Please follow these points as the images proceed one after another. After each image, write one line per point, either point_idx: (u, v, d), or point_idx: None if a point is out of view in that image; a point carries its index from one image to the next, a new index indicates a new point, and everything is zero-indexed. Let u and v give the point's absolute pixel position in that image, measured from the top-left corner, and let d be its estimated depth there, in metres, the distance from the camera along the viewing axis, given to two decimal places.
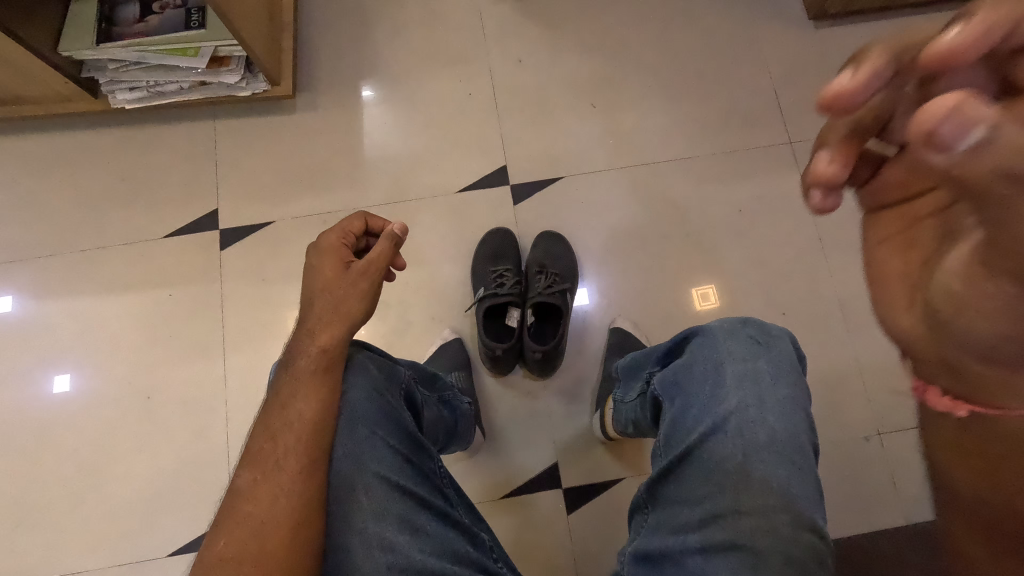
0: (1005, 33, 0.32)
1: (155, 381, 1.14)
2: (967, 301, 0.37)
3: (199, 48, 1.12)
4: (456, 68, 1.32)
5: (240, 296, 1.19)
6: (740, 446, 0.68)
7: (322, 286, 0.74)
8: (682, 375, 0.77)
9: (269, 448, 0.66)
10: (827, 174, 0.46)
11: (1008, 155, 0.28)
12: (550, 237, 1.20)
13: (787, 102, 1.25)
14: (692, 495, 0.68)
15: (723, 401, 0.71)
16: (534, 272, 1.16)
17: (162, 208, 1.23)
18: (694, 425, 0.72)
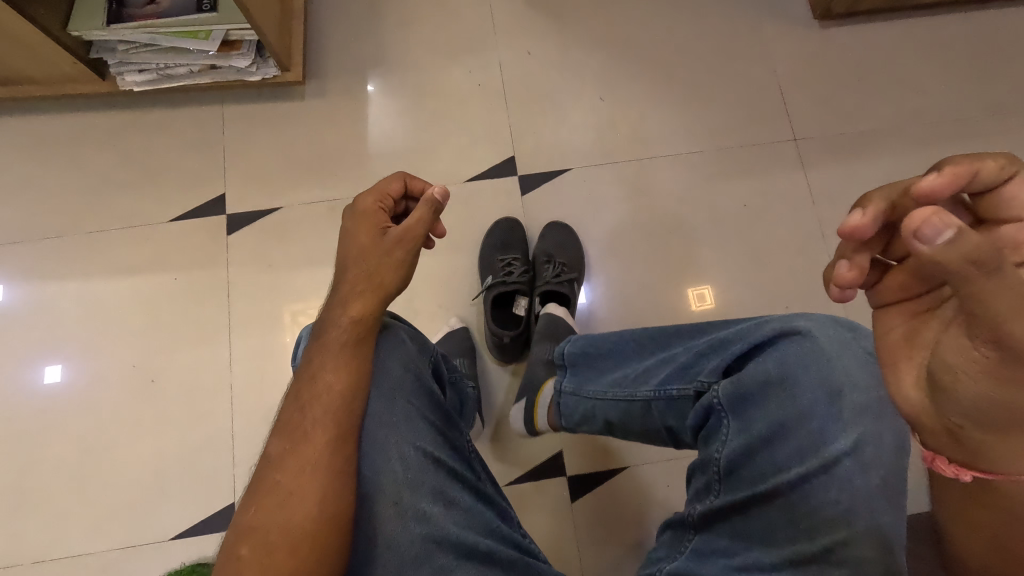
0: (969, 182, 0.44)
1: (161, 365, 1.11)
2: (961, 369, 0.43)
3: (211, 31, 1.06)
4: (469, 55, 1.29)
5: (245, 282, 1.15)
6: (848, 492, 0.60)
7: (356, 252, 0.68)
8: (771, 394, 0.65)
9: (301, 417, 0.61)
10: (848, 278, 0.52)
11: (974, 250, 0.38)
12: (558, 226, 1.20)
13: (792, 100, 1.30)
14: (768, 534, 0.62)
15: (831, 441, 0.62)
16: (542, 262, 1.15)
17: (166, 191, 1.19)
18: (790, 459, 0.63)
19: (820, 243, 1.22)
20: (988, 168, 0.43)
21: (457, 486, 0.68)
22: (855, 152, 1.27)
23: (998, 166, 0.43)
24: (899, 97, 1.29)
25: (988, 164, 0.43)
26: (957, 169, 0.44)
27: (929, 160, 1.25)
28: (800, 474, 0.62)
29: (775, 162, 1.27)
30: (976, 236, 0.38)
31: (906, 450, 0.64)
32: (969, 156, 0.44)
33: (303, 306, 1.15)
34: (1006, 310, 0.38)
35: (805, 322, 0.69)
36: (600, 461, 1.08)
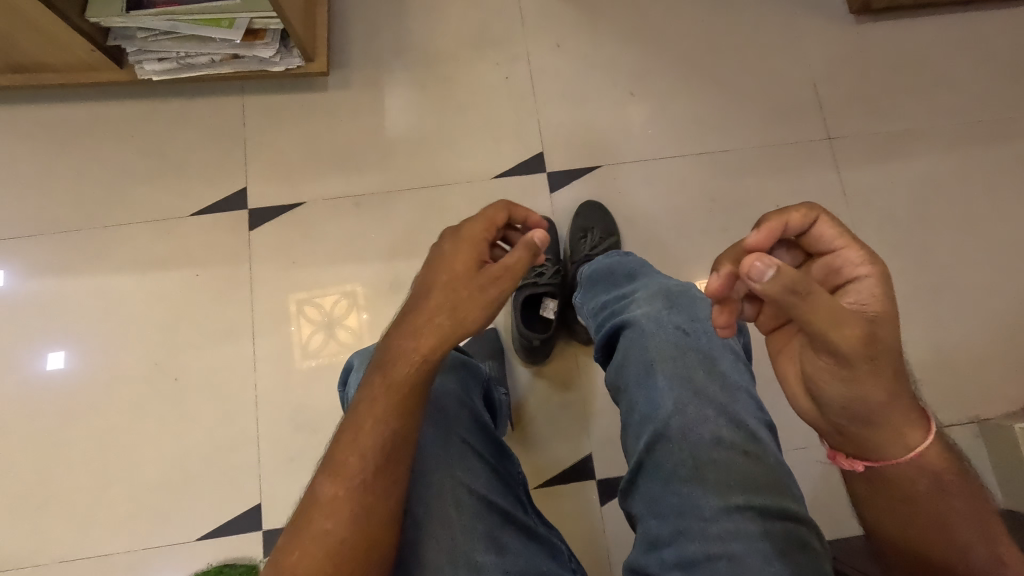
0: (782, 229, 0.55)
1: (183, 363, 1.09)
2: (820, 376, 0.53)
3: (234, 20, 1.02)
4: (496, 47, 1.25)
5: (268, 279, 1.13)
6: (687, 450, 0.69)
7: (447, 279, 0.61)
8: (622, 372, 0.79)
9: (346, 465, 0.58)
10: (723, 320, 0.59)
11: (791, 283, 0.48)
12: (592, 205, 1.17)
13: (826, 98, 1.26)
14: (656, 505, 0.70)
15: (658, 407, 0.73)
16: (578, 238, 1.14)
17: (187, 184, 1.16)
18: (641, 431, 0.74)
19: None
20: (793, 220, 0.54)
21: (506, 529, 0.67)
22: (890, 153, 1.24)
23: (800, 217, 0.54)
24: (935, 96, 1.26)
25: (793, 215, 0.54)
26: (771, 225, 0.55)
27: (964, 161, 1.23)
28: (647, 443, 0.72)
29: (809, 161, 1.24)
30: (791, 271, 0.48)
31: (741, 404, 0.73)
32: (777, 213, 0.55)
33: (307, 296, 1.13)
34: (824, 323, 0.49)
35: (642, 304, 0.82)
36: (629, 465, 1.07)
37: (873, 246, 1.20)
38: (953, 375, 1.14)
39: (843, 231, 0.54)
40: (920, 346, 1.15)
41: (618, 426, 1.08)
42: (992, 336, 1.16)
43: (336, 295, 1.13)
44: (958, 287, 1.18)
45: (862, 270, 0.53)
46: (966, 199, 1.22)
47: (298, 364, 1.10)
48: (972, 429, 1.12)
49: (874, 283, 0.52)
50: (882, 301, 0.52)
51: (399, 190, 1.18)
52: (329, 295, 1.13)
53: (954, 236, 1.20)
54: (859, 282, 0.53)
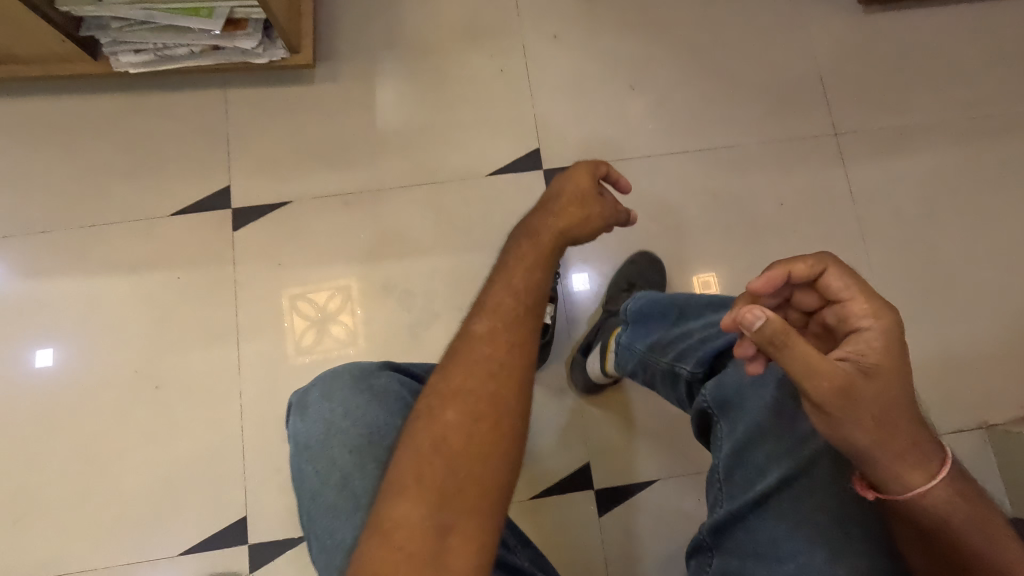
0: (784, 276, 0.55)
1: (164, 370, 1.04)
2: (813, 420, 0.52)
3: (213, 9, 0.97)
4: (490, 38, 1.20)
5: (254, 282, 1.08)
6: (835, 493, 0.59)
7: (571, 191, 0.66)
8: (749, 392, 0.66)
9: (466, 395, 0.53)
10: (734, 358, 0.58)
11: (773, 334, 0.48)
12: (648, 257, 1.12)
13: (832, 91, 1.22)
14: (775, 548, 0.59)
15: (810, 438, 0.61)
16: (622, 291, 1.10)
17: (167, 182, 1.11)
18: (772, 462, 0.62)
19: (860, 247, 1.16)
20: (798, 270, 0.55)
21: None
22: (898, 149, 1.20)
23: (806, 268, 0.55)
24: (945, 89, 1.22)
25: (798, 266, 0.55)
26: (772, 273, 0.55)
27: (973, 157, 1.19)
28: (784, 476, 0.61)
29: (815, 158, 1.19)
30: (777, 321, 0.48)
31: None
32: (785, 263, 0.55)
33: (300, 292, 1.09)
34: (800, 373, 0.49)
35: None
36: (630, 474, 1.04)
37: (880, 246, 1.16)
38: (962, 379, 1.11)
39: (851, 283, 0.54)
40: (927, 350, 1.12)
41: (617, 433, 1.05)
42: (1004, 339, 1.13)
43: (328, 291, 1.09)
44: (969, 288, 1.15)
45: (866, 321, 0.53)
46: (976, 196, 1.18)
47: (292, 360, 1.06)
48: (981, 434, 1.09)
49: (874, 336, 0.52)
50: (880, 354, 0.51)
51: (389, 188, 1.13)
52: (323, 291, 1.09)
53: (966, 235, 1.17)
54: (860, 333, 0.53)
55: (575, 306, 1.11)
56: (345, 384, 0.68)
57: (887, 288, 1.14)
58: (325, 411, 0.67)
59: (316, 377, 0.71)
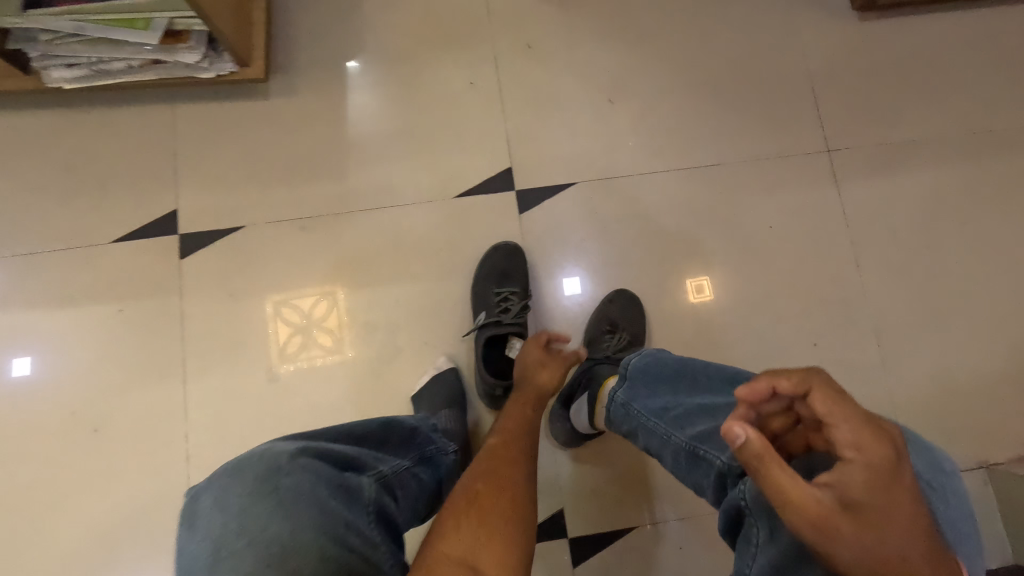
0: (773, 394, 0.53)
1: (107, 411, 0.97)
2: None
3: (151, 21, 0.89)
4: (460, 48, 1.12)
5: (203, 315, 1.01)
6: None
7: (535, 356, 0.90)
8: None
9: (503, 462, 0.69)
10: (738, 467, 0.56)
11: (749, 454, 0.48)
12: (627, 296, 1.05)
13: (826, 105, 1.14)
14: None
15: None
16: (602, 332, 1.02)
17: (109, 206, 1.03)
18: None
19: (854, 272, 1.09)
20: (782, 385, 0.52)
21: None
22: (895, 167, 1.12)
23: (789, 384, 0.51)
24: (946, 103, 1.14)
25: (782, 381, 0.52)
26: (754, 387, 0.53)
27: (976, 176, 1.12)
28: None
29: (807, 177, 1.12)
30: (754, 443, 0.48)
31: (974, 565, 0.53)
32: (769, 376, 0.53)
33: (284, 297, 1.02)
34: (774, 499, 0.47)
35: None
36: (605, 520, 0.97)
37: (876, 271, 1.09)
38: (963, 415, 1.04)
39: (838, 404, 0.50)
40: (926, 384, 1.05)
41: (592, 477, 0.98)
42: (1007, 371, 1.05)
43: (313, 295, 1.02)
44: (971, 317, 1.07)
45: (849, 452, 0.48)
46: (979, 217, 1.11)
47: (272, 367, 1.00)
48: (981, 474, 1.02)
49: (858, 468, 0.47)
50: (868, 488, 0.46)
51: (350, 212, 1.05)
52: (307, 296, 1.02)
53: (967, 259, 1.09)
54: (846, 463, 0.48)
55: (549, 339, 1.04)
56: (244, 487, 0.59)
57: (882, 317, 1.07)
58: (216, 522, 0.58)
59: (218, 470, 0.63)
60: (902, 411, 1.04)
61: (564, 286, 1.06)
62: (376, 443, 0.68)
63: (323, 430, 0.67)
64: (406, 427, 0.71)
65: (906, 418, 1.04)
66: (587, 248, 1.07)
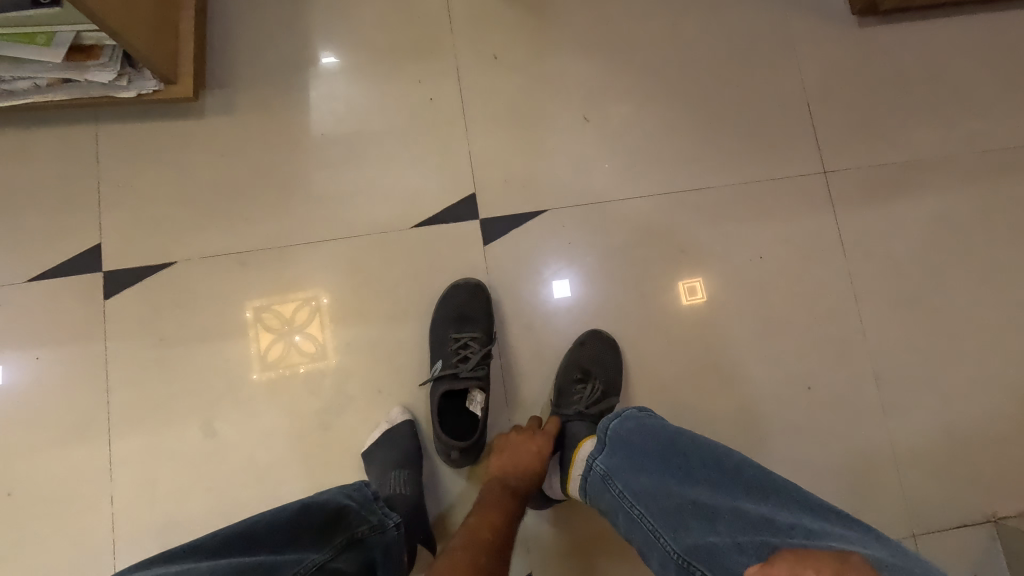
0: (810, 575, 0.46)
1: (22, 472, 0.87)
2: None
3: (53, 35, 0.77)
4: (418, 59, 1.01)
5: (131, 363, 0.91)
6: None
7: (508, 444, 0.85)
8: None
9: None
10: None
11: None
12: (603, 338, 0.95)
13: (822, 121, 1.04)
14: None
15: None
16: (573, 382, 0.93)
17: (24, 241, 0.92)
18: None
19: (852, 307, 0.99)
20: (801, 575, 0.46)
21: None
22: (897, 190, 1.03)
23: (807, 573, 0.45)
24: (953, 118, 1.04)
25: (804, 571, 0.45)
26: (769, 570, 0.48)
27: (984, 199, 1.02)
28: None
29: (800, 201, 1.02)
30: None
31: None
32: (790, 564, 0.47)
33: (265, 303, 0.93)
34: None
35: (849, 542, 0.52)
36: None
37: (875, 306, 1.00)
38: (968, 464, 0.95)
39: None
40: (928, 430, 0.96)
41: (562, 540, 0.90)
42: (1016, 416, 0.97)
43: (297, 300, 0.94)
44: (978, 355, 0.98)
45: None
46: (987, 245, 1.01)
47: (254, 376, 0.92)
48: (989, 529, 0.94)
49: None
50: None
51: (295, 245, 0.95)
52: (289, 301, 0.94)
53: (975, 292, 1.00)
54: None
55: (516, 386, 0.95)
56: None
57: (881, 357, 0.98)
58: None
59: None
60: (901, 461, 0.95)
61: (533, 326, 0.96)
62: (281, 539, 0.59)
63: (197, 542, 0.58)
64: (329, 506, 0.63)
65: (906, 468, 0.95)
66: (560, 284, 0.98)
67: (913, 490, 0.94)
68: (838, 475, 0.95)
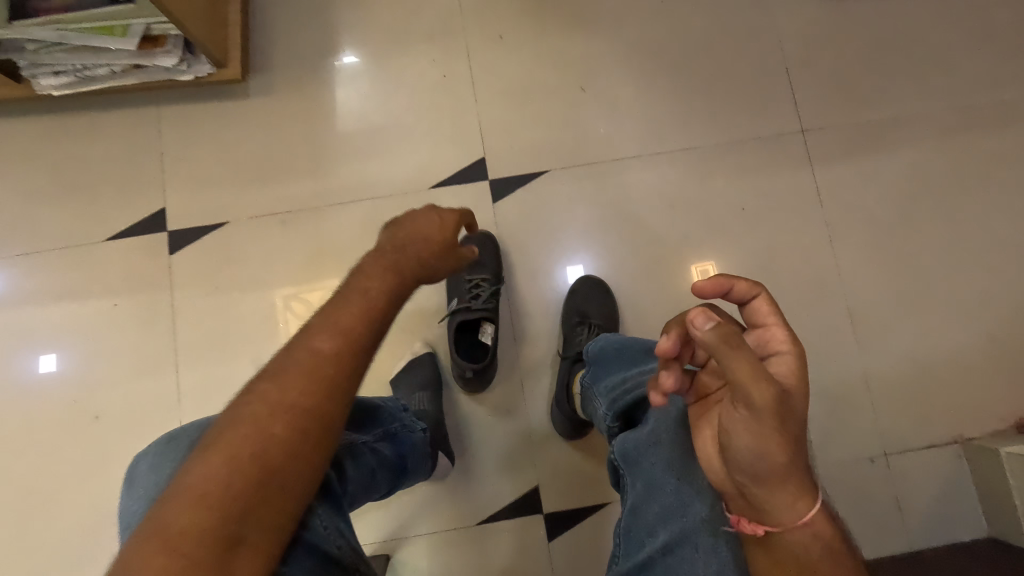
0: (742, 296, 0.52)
1: (105, 399, 1.03)
2: (732, 433, 0.48)
3: (128, 27, 0.92)
4: (432, 41, 1.14)
5: (191, 308, 1.06)
6: (712, 564, 0.56)
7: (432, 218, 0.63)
8: (647, 454, 0.61)
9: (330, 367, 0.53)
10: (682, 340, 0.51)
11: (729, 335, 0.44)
12: (590, 283, 1.07)
13: (799, 85, 1.14)
14: None
15: (691, 505, 0.57)
16: (575, 325, 1.04)
17: (101, 206, 1.08)
18: (656, 525, 0.59)
19: (827, 253, 1.09)
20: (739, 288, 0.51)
21: None
22: (870, 146, 1.12)
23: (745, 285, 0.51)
24: (924, 79, 1.13)
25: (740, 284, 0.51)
26: (713, 283, 0.51)
27: (953, 153, 1.11)
28: (666, 540, 0.57)
29: (780, 158, 1.12)
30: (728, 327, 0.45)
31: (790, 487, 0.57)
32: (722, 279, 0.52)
33: (293, 292, 1.07)
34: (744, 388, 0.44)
35: None
36: (578, 497, 1.00)
37: (849, 250, 1.09)
38: (936, 393, 1.04)
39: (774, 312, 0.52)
40: (899, 363, 1.06)
41: (564, 457, 1.01)
42: (982, 349, 1.06)
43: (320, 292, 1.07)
44: (945, 293, 1.07)
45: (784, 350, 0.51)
46: (954, 194, 1.10)
47: None
48: (957, 449, 1.03)
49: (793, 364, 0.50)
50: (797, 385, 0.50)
51: (328, 206, 1.09)
52: (315, 292, 1.07)
53: (943, 236, 1.09)
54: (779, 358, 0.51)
55: (523, 325, 1.07)
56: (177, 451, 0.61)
57: (855, 297, 1.08)
58: (148, 483, 0.60)
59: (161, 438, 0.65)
60: (873, 388, 1.05)
61: (536, 273, 1.09)
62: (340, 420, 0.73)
63: None
64: (368, 403, 0.75)
65: (878, 395, 1.05)
66: (563, 241, 1.10)
67: (885, 415, 1.04)
68: (817, 403, 1.05)
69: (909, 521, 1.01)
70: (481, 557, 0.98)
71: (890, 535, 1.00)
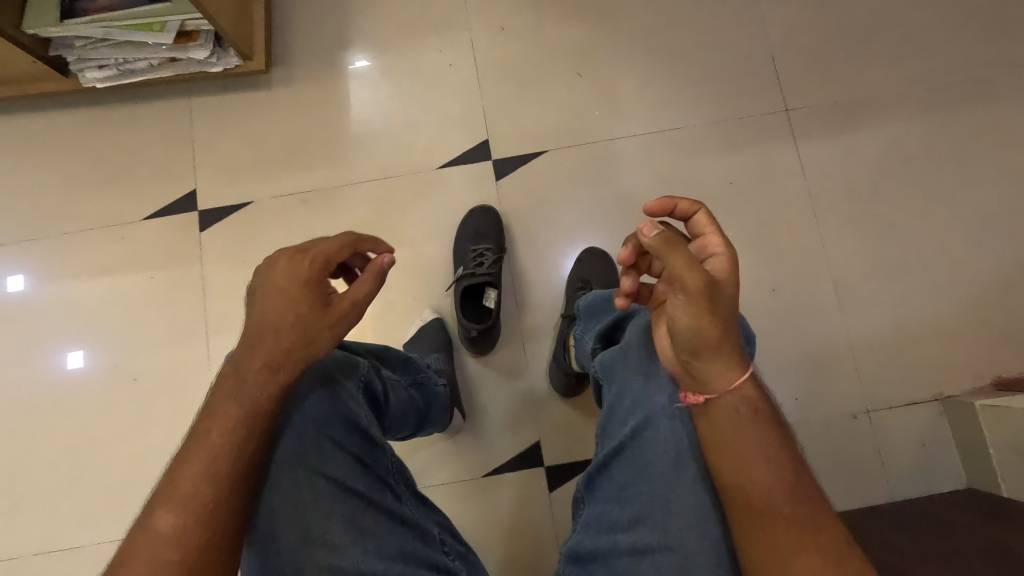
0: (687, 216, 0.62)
1: (144, 363, 1.13)
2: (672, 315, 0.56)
3: (166, 23, 1.02)
4: (439, 33, 1.23)
5: (220, 280, 1.15)
6: (671, 442, 0.61)
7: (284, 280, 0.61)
8: (619, 361, 0.69)
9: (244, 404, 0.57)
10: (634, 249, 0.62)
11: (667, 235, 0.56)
12: (596, 254, 1.14)
13: (783, 68, 1.21)
14: (621, 492, 0.65)
15: (653, 395, 0.64)
16: (577, 290, 1.12)
17: (139, 189, 1.18)
18: (626, 416, 0.66)
19: (812, 223, 1.16)
20: (683, 207, 0.61)
21: (368, 512, 0.66)
22: (851, 123, 1.19)
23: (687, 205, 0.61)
24: (903, 59, 1.20)
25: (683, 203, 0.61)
26: (660, 202, 0.61)
27: (931, 128, 1.17)
28: (632, 427, 0.64)
29: (766, 135, 1.19)
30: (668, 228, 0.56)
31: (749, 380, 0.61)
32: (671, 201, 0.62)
33: None
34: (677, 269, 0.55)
35: None
36: (577, 451, 1.08)
37: (832, 220, 1.16)
38: (917, 353, 1.10)
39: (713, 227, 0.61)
40: (881, 325, 1.12)
41: (564, 414, 1.09)
42: (961, 311, 1.11)
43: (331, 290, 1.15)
44: (924, 259, 1.13)
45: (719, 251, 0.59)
46: (933, 166, 1.16)
47: None
48: (937, 406, 1.08)
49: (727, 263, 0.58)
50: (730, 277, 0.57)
51: (344, 185, 1.18)
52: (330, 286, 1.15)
53: (922, 206, 1.15)
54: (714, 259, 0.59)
55: (525, 293, 1.15)
56: None
57: (838, 264, 1.14)
58: None
59: None
60: (856, 349, 1.11)
61: (537, 245, 1.17)
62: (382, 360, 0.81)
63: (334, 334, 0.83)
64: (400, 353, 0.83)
65: (862, 356, 1.11)
66: (562, 215, 1.18)
67: (868, 374, 1.10)
68: (803, 364, 1.11)
69: (892, 473, 1.06)
70: (488, 505, 1.06)
71: (874, 486, 1.06)
